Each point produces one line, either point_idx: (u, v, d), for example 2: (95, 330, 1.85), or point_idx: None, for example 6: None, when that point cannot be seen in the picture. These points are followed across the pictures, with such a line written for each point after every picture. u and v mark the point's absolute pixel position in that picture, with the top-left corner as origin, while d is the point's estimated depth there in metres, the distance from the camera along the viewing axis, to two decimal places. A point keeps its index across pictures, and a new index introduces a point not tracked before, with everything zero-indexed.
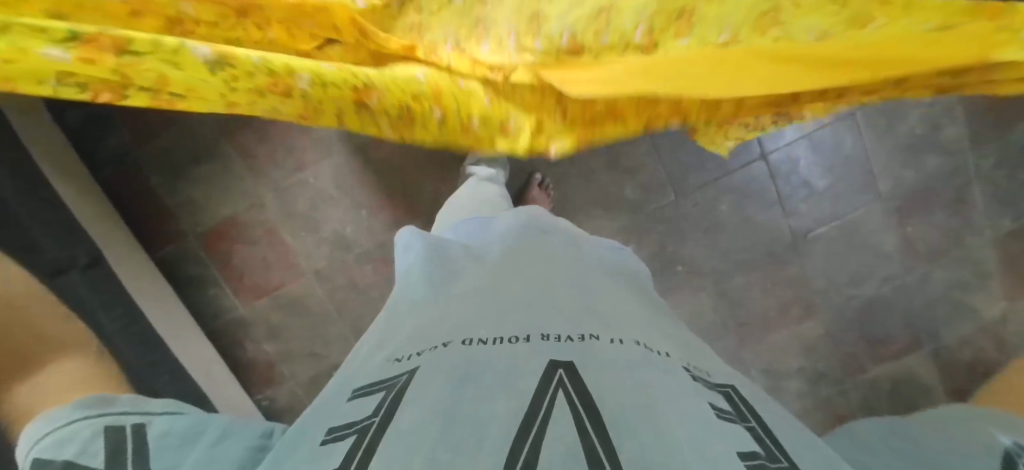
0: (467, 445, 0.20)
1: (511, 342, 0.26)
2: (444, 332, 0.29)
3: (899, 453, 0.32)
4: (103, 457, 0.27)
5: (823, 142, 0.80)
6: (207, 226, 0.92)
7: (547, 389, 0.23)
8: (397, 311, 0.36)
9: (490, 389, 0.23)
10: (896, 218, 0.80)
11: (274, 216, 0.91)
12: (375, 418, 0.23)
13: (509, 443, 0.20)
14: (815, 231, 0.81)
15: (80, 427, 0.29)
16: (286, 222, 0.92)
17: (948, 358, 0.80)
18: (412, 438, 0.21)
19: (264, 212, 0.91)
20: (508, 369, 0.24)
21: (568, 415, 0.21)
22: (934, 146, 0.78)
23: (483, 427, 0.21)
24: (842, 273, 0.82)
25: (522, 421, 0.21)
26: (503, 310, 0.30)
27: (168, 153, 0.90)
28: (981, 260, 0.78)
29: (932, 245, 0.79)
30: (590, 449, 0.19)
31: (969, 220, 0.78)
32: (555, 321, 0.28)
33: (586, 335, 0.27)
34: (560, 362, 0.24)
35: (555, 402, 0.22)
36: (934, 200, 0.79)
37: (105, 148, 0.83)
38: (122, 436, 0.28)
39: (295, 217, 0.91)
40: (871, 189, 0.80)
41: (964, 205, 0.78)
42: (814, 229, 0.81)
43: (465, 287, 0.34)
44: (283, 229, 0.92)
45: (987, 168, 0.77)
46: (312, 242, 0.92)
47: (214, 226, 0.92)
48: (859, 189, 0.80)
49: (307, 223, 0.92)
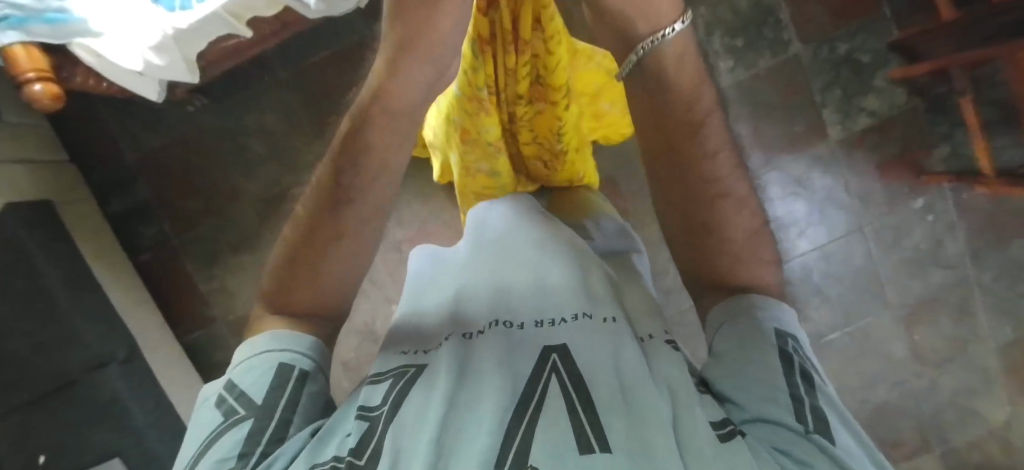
0: (485, 423, 0.28)
1: (509, 327, 0.35)
2: (461, 324, 0.37)
3: (739, 380, 0.32)
4: (269, 389, 0.33)
5: (831, 253, 0.93)
6: (231, 318, 0.99)
7: (545, 373, 0.31)
8: (422, 299, 0.41)
9: (498, 374, 0.31)
10: (906, 326, 0.91)
11: None
12: (387, 409, 0.31)
13: (513, 424, 0.28)
14: (828, 334, 0.92)
15: (262, 363, 0.34)
16: None
17: (957, 454, 0.90)
18: (419, 419, 0.30)
19: None
20: (502, 355, 0.33)
21: (560, 396, 0.30)
22: (939, 261, 0.90)
23: (483, 407, 0.29)
24: (856, 376, 0.92)
25: (519, 406, 0.29)
26: (508, 300, 0.38)
27: (207, 242, 1.00)
28: (987, 366, 0.89)
29: (940, 350, 0.90)
30: (580, 422, 0.28)
31: (975, 328, 0.90)
32: (546, 307, 0.36)
33: (580, 314, 0.35)
34: (557, 344, 0.33)
35: (550, 386, 0.30)
36: (944, 309, 0.90)
37: (139, 226, 1.00)
38: (285, 384, 0.34)
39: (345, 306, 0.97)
40: (881, 299, 0.92)
41: (969, 310, 0.90)
42: (829, 333, 0.92)
43: (470, 286, 0.40)
44: None
45: (989, 278, 0.89)
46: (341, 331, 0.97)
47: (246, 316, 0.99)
48: (869, 298, 0.92)
49: None
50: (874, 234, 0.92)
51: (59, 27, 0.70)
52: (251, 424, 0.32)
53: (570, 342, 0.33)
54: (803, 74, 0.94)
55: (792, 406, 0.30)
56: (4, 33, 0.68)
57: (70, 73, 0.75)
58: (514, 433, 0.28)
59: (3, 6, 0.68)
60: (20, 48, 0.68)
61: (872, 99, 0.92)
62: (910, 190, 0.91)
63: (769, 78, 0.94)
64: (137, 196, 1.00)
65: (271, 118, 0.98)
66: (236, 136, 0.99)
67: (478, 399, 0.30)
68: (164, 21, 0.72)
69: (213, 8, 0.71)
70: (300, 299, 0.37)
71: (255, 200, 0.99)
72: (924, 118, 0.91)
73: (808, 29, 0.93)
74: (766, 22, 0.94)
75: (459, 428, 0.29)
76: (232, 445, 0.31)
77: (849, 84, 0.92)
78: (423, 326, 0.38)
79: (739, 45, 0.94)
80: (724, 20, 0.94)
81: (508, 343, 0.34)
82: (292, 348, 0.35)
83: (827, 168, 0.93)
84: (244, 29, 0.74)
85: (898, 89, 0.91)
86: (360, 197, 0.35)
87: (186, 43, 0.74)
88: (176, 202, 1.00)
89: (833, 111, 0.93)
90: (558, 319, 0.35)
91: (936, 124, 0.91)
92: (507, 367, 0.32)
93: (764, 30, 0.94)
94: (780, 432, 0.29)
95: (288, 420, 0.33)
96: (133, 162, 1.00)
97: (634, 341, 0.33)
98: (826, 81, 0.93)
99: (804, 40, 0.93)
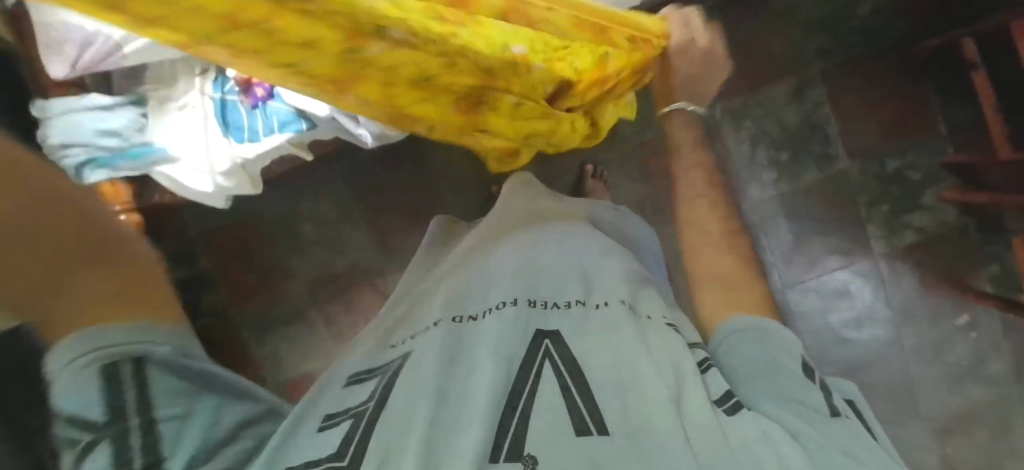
0: (488, 410, 0.34)
1: (500, 307, 0.43)
2: (462, 303, 0.46)
3: (776, 369, 0.45)
4: (107, 400, 0.35)
5: (857, 365, 1.01)
6: (281, 382, 1.16)
7: (538, 360, 0.39)
8: (413, 298, 0.52)
9: (487, 360, 0.38)
10: (939, 436, 0.99)
11: None
12: (372, 405, 0.38)
13: (507, 419, 0.34)
14: None
15: (77, 369, 0.34)
16: None
17: None
18: (408, 412, 0.36)
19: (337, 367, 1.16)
20: (496, 340, 0.39)
21: (556, 384, 0.37)
22: (976, 375, 0.98)
23: (477, 397, 0.35)
24: None
25: (507, 403, 0.35)
26: (504, 278, 0.47)
27: (263, 314, 1.16)
28: None
29: (974, 459, 0.98)
30: (576, 411, 0.35)
31: (1012, 442, 0.97)
32: (534, 289, 0.46)
33: (576, 300, 0.46)
34: (549, 329, 0.42)
35: (540, 379, 0.38)
36: (983, 419, 0.98)
37: (195, 293, 1.15)
38: (118, 384, 0.35)
39: None
40: (916, 409, 1.00)
41: (1006, 426, 0.97)
42: None
43: (455, 282, 0.49)
44: None
45: None
46: None
47: (295, 381, 1.16)
48: (904, 408, 1.00)
49: None
50: (914, 345, 1.00)
51: (143, 161, 0.78)
52: (109, 444, 0.34)
53: (560, 330, 0.42)
54: (847, 192, 1.01)
55: (815, 403, 0.43)
56: (95, 172, 0.76)
57: (154, 193, 0.89)
58: (508, 422, 0.34)
59: (92, 148, 0.75)
60: (108, 185, 0.83)
61: (919, 217, 0.99)
62: (956, 305, 0.99)
63: (813, 192, 1.02)
64: (195, 269, 1.15)
65: (323, 205, 1.13)
66: (289, 224, 1.14)
67: (468, 392, 0.36)
68: (235, 151, 0.79)
69: (279, 143, 0.78)
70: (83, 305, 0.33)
71: (303, 279, 1.15)
72: (974, 237, 0.98)
73: (856, 146, 1.00)
74: (813, 137, 1.01)
75: (450, 422, 0.34)
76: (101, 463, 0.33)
77: (898, 202, 1.00)
78: (414, 319, 0.47)
79: (785, 160, 1.01)
80: (771, 135, 1.01)
81: (517, 315, 0.42)
82: (110, 344, 0.35)
83: (867, 281, 1.01)
84: (303, 150, 0.85)
85: (949, 208, 0.98)
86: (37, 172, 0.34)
87: (250, 166, 0.82)
88: (232, 277, 1.15)
89: (877, 228, 1.01)
90: (553, 302, 0.45)
91: (985, 244, 0.97)
92: (497, 354, 0.38)
93: (812, 144, 1.01)
94: (812, 412, 0.42)
95: (150, 424, 0.36)
96: (195, 235, 1.14)
97: (629, 321, 0.43)
98: (872, 196, 1.01)
99: (853, 157, 1.00)
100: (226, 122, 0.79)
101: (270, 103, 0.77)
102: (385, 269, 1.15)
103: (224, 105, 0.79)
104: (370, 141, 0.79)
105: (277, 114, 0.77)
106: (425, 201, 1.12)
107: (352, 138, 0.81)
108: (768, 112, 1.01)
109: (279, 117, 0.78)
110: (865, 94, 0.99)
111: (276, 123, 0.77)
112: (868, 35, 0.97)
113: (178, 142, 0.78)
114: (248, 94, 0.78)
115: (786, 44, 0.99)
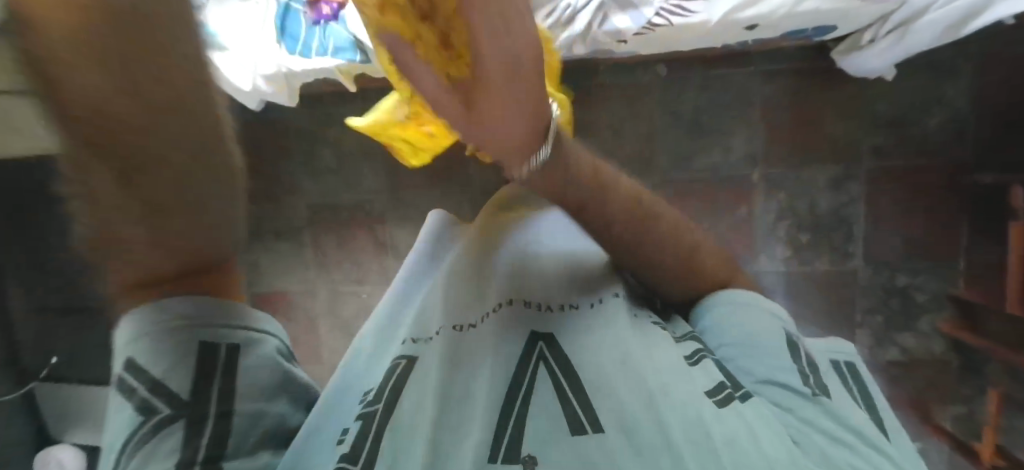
0: (491, 421, 0.37)
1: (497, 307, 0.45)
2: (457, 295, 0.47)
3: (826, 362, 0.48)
4: None
5: None
6: (259, 290, 1.21)
7: (533, 364, 0.40)
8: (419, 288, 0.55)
9: (483, 369, 0.41)
10: None
11: (320, 298, 1.20)
12: (376, 409, 0.40)
13: (504, 422, 0.37)
14: None
15: None
16: (330, 313, 1.20)
17: None
18: (411, 417, 0.39)
19: (313, 294, 1.20)
20: (502, 351, 0.41)
21: (551, 387, 0.39)
22: None
23: (478, 407, 0.38)
24: None
25: (503, 404, 0.38)
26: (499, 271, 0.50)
27: (259, 220, 1.19)
28: None
29: None
30: (571, 417, 0.37)
31: None
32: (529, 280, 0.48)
33: (570, 303, 0.46)
34: (545, 329, 0.43)
35: (535, 380, 0.39)
36: None
37: None
38: None
39: (330, 302, 1.20)
40: None
41: None
42: None
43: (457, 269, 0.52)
44: (326, 317, 1.20)
45: None
46: (339, 337, 1.20)
47: (271, 294, 1.21)
48: None
49: (344, 323, 1.20)
50: None
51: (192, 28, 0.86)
52: None
53: (555, 332, 0.43)
54: (852, 290, 1.02)
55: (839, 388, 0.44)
56: None
57: None
58: (507, 418, 0.37)
59: None
60: None
61: (908, 338, 1.01)
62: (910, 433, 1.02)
63: (819, 281, 1.03)
64: None
65: (346, 136, 1.14)
66: (310, 145, 1.15)
67: (470, 396, 0.39)
68: (282, 59, 0.88)
69: (330, 66, 0.87)
70: (127, 248, 0.35)
71: (307, 202, 1.17)
72: (954, 374, 1.00)
73: (875, 248, 1.01)
74: (837, 230, 1.01)
75: (455, 424, 0.38)
76: (169, 450, 0.38)
77: (895, 318, 1.01)
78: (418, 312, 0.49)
79: (802, 242, 1.02)
80: (798, 214, 1.01)
81: (516, 322, 0.43)
82: None
83: None
84: (348, 83, 0.92)
85: (939, 338, 1.00)
86: (168, 150, 0.31)
87: (293, 77, 0.90)
88: None
89: (866, 336, 1.02)
90: (548, 304, 0.45)
91: (960, 384, 1.00)
92: (501, 357, 0.41)
93: (833, 236, 1.01)
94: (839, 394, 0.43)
95: (226, 415, 0.40)
96: None
97: (623, 311, 0.44)
98: (871, 305, 1.02)
99: (868, 259, 1.01)
100: (282, 24, 0.88)
101: (331, 25, 0.86)
102: (388, 218, 1.16)
103: (286, 13, 0.88)
104: None
105: (336, 39, 0.85)
106: (448, 164, 1.13)
107: None
108: (801, 191, 1.01)
109: (337, 41, 0.86)
110: (901, 201, 0.99)
111: (333, 47, 0.86)
112: (926, 149, 0.97)
113: (230, 30, 0.87)
114: (313, 9, 0.87)
115: (843, 130, 0.99)
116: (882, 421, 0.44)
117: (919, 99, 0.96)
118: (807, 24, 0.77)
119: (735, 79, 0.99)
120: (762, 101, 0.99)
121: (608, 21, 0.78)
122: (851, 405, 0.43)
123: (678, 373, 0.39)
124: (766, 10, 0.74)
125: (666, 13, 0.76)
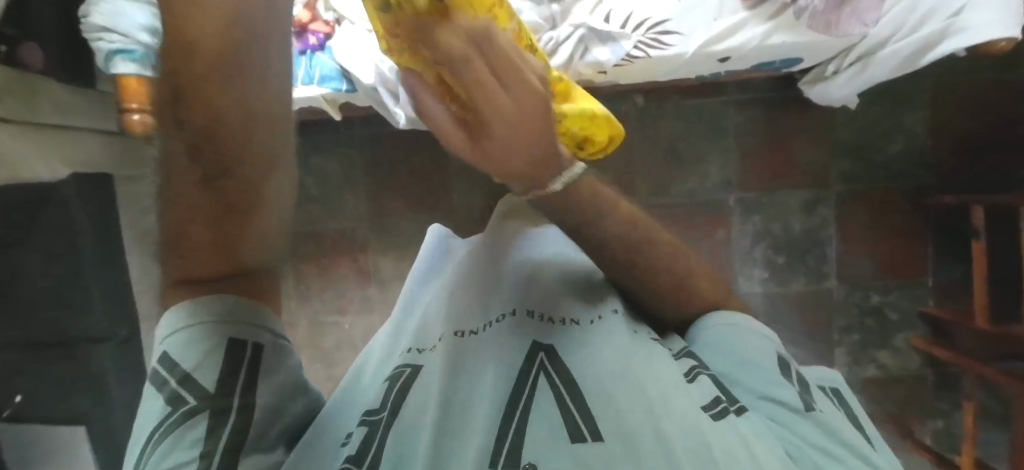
0: (491, 429, 0.38)
1: (499, 320, 0.47)
2: (459, 312, 0.49)
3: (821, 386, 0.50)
4: None
5: None
6: None
7: (533, 373, 0.42)
8: (420, 303, 0.57)
9: (487, 377, 0.42)
10: None
11: (301, 327, 1.18)
12: (380, 419, 0.41)
13: (504, 428, 0.38)
14: None
15: None
16: (312, 341, 1.18)
17: None
18: (415, 423, 0.40)
19: (294, 324, 1.18)
20: (501, 365, 0.43)
21: (551, 394, 0.40)
22: None
23: (481, 408, 0.40)
24: None
25: (503, 415, 0.39)
26: (499, 285, 0.52)
27: None
28: None
29: None
30: (569, 421, 0.38)
31: None
32: (528, 300, 0.50)
33: (570, 319, 0.47)
34: (544, 342, 0.45)
35: (536, 387, 0.41)
36: None
37: None
38: None
39: (313, 331, 1.18)
40: None
41: None
42: None
43: (458, 282, 0.54)
44: (306, 346, 1.18)
45: None
46: (322, 365, 1.18)
47: None
48: None
49: (328, 351, 1.18)
50: None
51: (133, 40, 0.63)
52: None
53: (555, 345, 0.44)
54: (827, 310, 1.05)
55: (840, 414, 0.45)
56: (126, 64, 0.65)
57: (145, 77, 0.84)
58: (507, 426, 0.38)
59: (132, 40, 0.65)
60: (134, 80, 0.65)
61: (884, 355, 1.05)
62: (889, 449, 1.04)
63: (795, 302, 1.05)
64: None
65: (331, 165, 1.15)
66: None
67: (473, 402, 0.41)
68: None
69: (315, 94, 0.88)
70: (187, 238, 0.40)
71: None
72: (927, 389, 1.04)
73: (849, 270, 1.05)
74: (812, 251, 1.05)
75: (458, 429, 0.39)
76: (195, 440, 0.36)
77: (869, 336, 1.05)
78: (425, 330, 0.50)
79: (779, 263, 1.05)
80: (773, 237, 1.05)
81: (518, 329, 0.46)
82: None
83: None
84: (335, 112, 0.93)
85: (912, 355, 1.04)
86: (245, 159, 0.39)
87: None
88: None
89: (844, 354, 1.05)
90: (550, 317, 0.48)
91: (935, 399, 1.04)
92: (503, 367, 0.42)
93: (807, 258, 1.05)
94: (836, 414, 0.44)
95: (248, 406, 0.39)
96: None
97: (622, 329, 0.46)
98: (847, 323, 1.05)
99: (843, 278, 1.05)
100: None
101: (318, 54, 0.89)
102: (371, 245, 1.17)
103: None
104: (402, 122, 0.90)
105: (323, 68, 0.88)
106: (432, 191, 1.15)
107: (386, 114, 0.91)
108: (777, 215, 1.05)
109: (323, 71, 0.88)
110: (870, 224, 1.04)
111: (319, 76, 0.88)
112: (890, 173, 1.02)
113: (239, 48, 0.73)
114: (300, 39, 0.90)
115: (812, 156, 1.04)
116: (864, 430, 0.46)
117: (881, 126, 1.01)
118: (777, 57, 0.82)
119: (709, 108, 1.03)
120: (734, 129, 1.04)
121: (588, 53, 0.82)
122: (841, 421, 0.44)
123: (678, 388, 0.41)
124: (738, 44, 0.79)
125: (644, 46, 0.80)
